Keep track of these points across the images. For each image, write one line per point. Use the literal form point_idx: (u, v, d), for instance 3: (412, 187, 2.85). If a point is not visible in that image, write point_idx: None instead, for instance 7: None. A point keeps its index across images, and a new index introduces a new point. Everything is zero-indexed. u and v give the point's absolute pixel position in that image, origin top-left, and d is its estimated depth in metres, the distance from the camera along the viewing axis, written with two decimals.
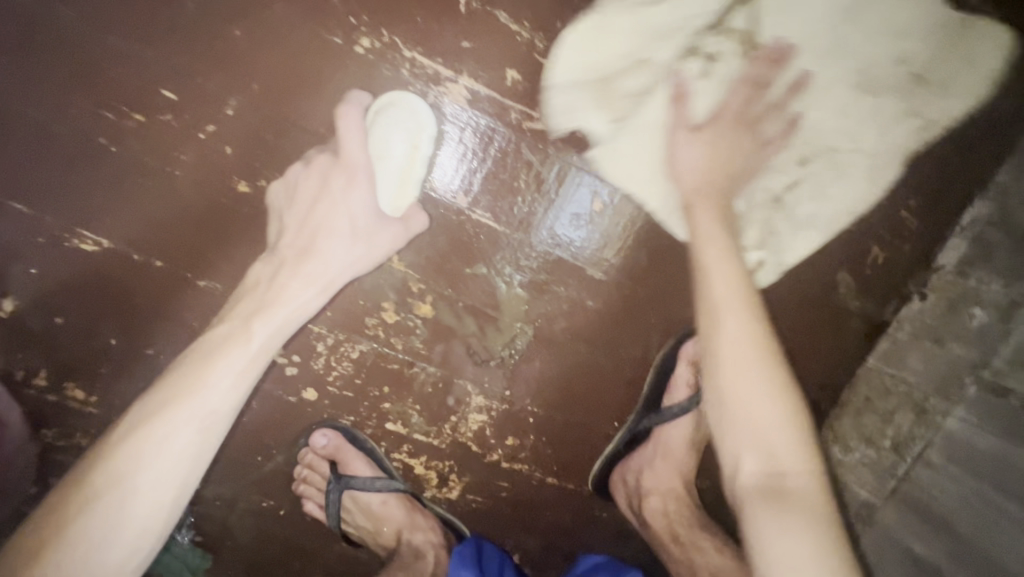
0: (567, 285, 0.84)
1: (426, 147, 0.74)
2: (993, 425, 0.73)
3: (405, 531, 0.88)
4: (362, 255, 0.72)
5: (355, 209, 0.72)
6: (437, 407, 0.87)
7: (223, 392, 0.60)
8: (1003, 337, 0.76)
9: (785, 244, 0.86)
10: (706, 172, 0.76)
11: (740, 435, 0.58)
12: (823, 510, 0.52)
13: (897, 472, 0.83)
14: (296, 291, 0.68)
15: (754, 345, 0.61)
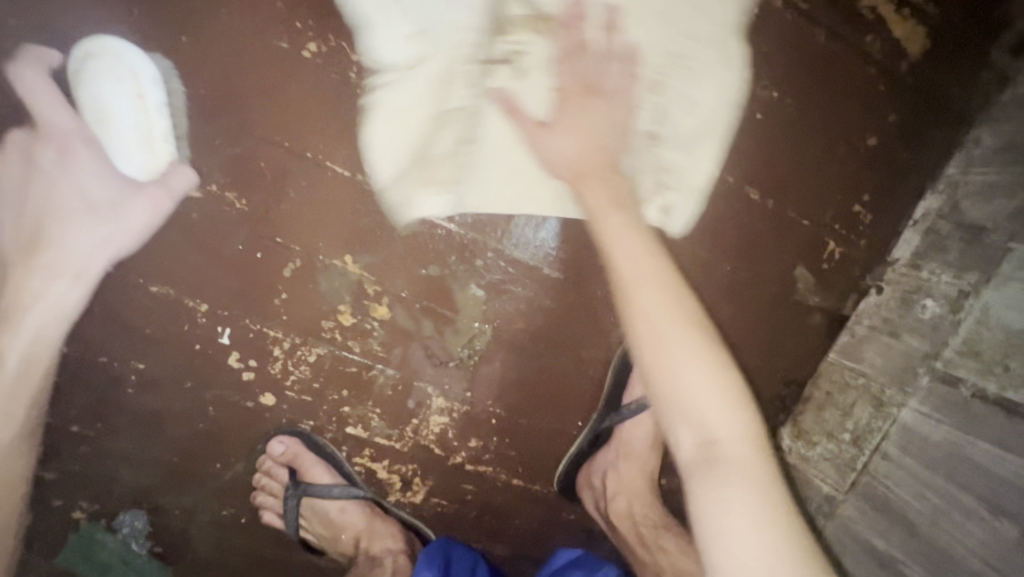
0: (524, 285, 0.85)
1: (154, 95, 0.69)
2: (946, 415, 0.74)
3: (365, 539, 0.90)
4: (117, 234, 0.72)
5: (84, 186, 0.71)
6: (398, 410, 0.87)
7: (2, 419, 0.71)
8: (953, 329, 0.78)
9: (687, 171, 0.79)
10: (588, 135, 0.70)
11: (673, 408, 0.53)
12: (765, 476, 0.50)
13: (855, 465, 0.83)
14: (40, 287, 0.71)
15: (673, 303, 0.56)
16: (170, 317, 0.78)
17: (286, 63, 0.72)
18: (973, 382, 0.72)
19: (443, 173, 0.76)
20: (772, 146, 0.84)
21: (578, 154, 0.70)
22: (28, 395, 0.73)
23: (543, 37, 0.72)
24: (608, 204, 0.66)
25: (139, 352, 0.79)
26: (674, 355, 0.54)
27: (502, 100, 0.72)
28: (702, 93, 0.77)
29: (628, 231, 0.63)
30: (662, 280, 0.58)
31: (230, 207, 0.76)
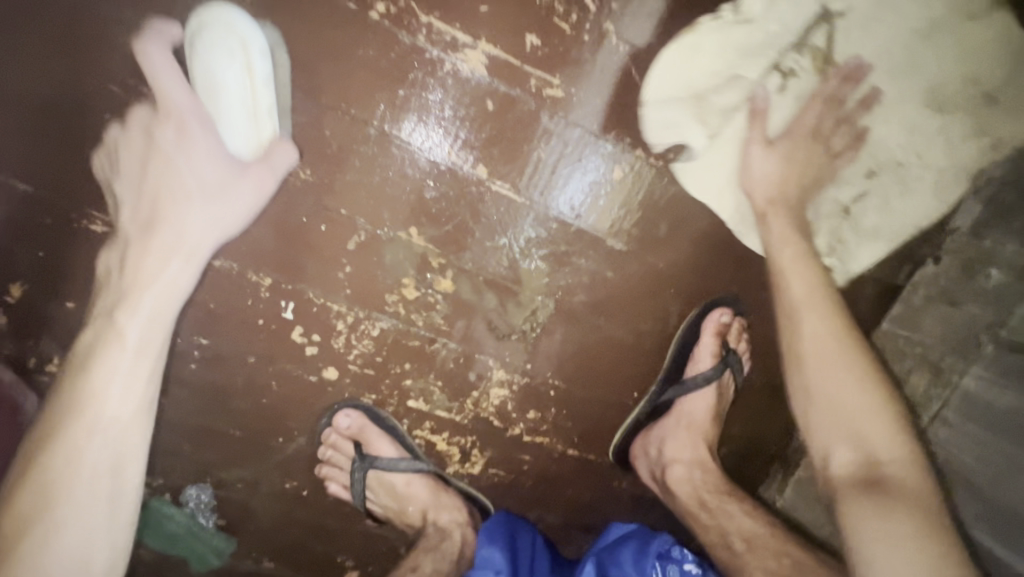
0: (588, 257, 0.84)
1: (261, 65, 0.67)
2: (1012, 381, 0.75)
3: (431, 510, 0.90)
4: (229, 212, 0.70)
5: (200, 168, 0.70)
6: (459, 383, 0.87)
7: (117, 399, 0.63)
8: (1020, 297, 0.77)
9: (852, 254, 0.87)
10: (777, 182, 0.81)
11: (835, 429, 0.71)
12: (923, 490, 0.64)
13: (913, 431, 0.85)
14: (157, 267, 0.68)
15: (833, 339, 0.75)
16: (232, 292, 0.77)
17: (353, 25, 0.69)
18: None
19: (702, 137, 0.79)
20: (898, 219, 0.86)
21: (779, 178, 0.81)
22: (145, 377, 0.65)
23: (813, 72, 0.78)
24: (790, 235, 0.80)
25: (202, 326, 0.77)
26: (842, 385, 0.72)
27: (756, 99, 0.78)
28: (914, 190, 0.84)
29: (810, 269, 0.78)
30: (830, 316, 0.76)
31: (293, 177, 0.73)
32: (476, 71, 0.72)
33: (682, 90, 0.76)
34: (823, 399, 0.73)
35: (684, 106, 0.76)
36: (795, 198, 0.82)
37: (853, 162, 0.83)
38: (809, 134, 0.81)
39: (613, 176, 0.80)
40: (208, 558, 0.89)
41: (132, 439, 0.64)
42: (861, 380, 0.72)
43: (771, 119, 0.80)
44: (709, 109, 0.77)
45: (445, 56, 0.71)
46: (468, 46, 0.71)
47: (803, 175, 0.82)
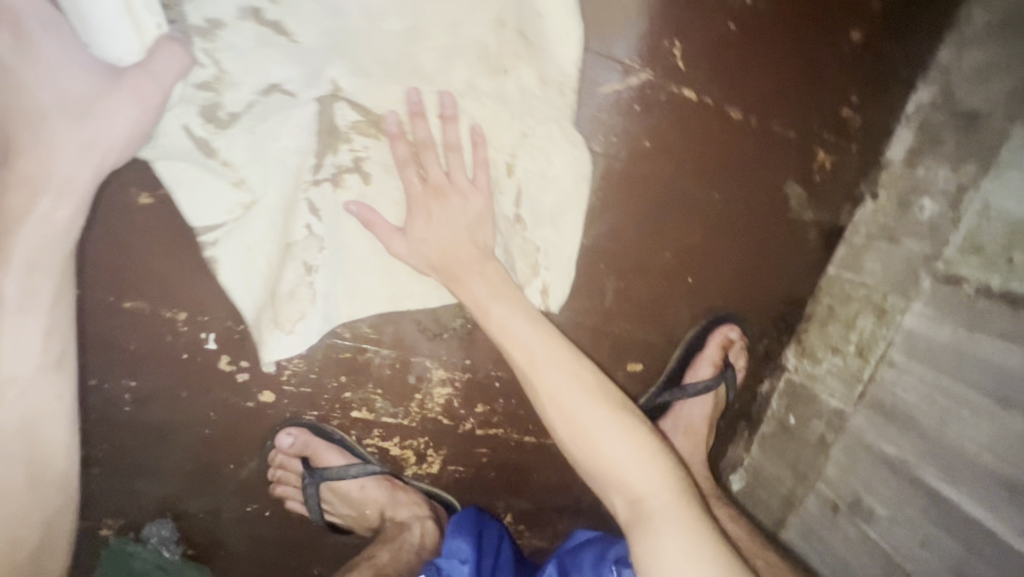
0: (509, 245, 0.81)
1: None
2: (950, 315, 0.72)
3: (388, 509, 0.91)
4: (109, 133, 0.62)
5: (47, 82, 0.59)
6: (399, 387, 0.86)
7: (15, 359, 0.64)
8: (953, 225, 0.74)
9: (557, 256, 0.82)
10: (440, 243, 0.74)
11: (593, 474, 0.68)
12: (678, 514, 0.63)
13: (862, 376, 0.82)
14: (24, 207, 0.61)
15: (573, 381, 0.70)
16: (150, 331, 0.76)
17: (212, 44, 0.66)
18: (976, 279, 0.70)
19: (284, 276, 0.75)
20: (564, 187, 0.79)
21: (435, 247, 0.74)
22: (49, 326, 0.66)
23: (345, 137, 0.73)
24: (505, 286, 0.74)
25: (129, 368, 0.77)
26: (600, 436, 0.67)
27: (361, 212, 0.74)
28: (552, 172, 0.78)
29: (530, 319, 0.73)
30: (568, 364, 0.71)
31: (187, 208, 0.71)
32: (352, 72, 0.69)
33: (242, 240, 0.73)
34: (579, 440, 0.68)
35: (244, 260, 0.74)
36: (465, 245, 0.74)
37: (547, 163, 0.77)
38: (429, 191, 0.73)
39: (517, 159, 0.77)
40: None
41: (44, 402, 0.67)
42: (608, 430, 0.67)
43: (385, 208, 0.75)
44: (282, 272, 0.75)
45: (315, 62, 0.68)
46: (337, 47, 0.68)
47: (455, 235, 0.74)
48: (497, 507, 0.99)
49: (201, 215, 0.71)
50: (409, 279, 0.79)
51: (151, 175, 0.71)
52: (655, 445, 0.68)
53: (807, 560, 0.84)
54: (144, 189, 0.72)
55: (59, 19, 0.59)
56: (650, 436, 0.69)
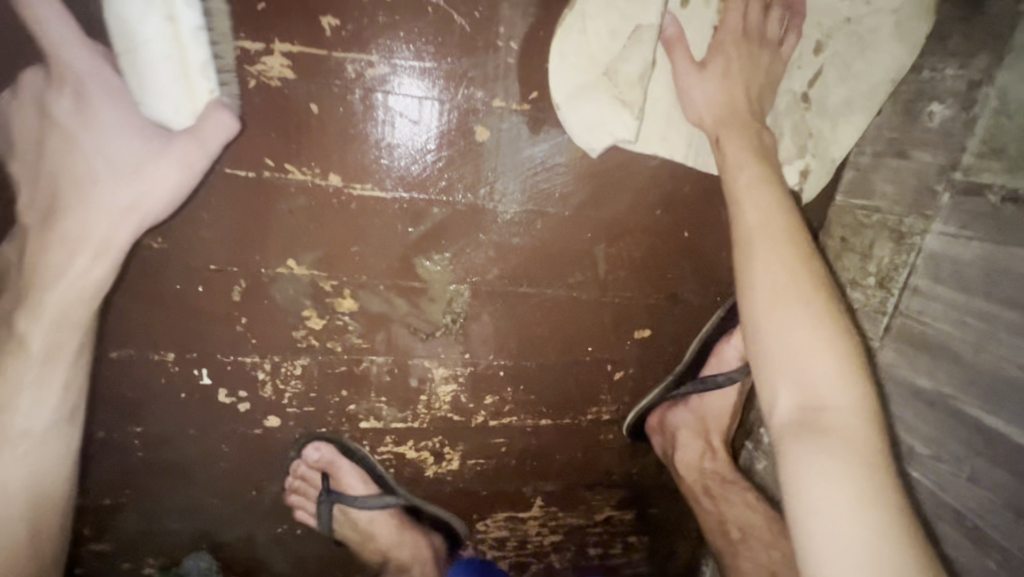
0: (489, 230, 0.78)
1: (187, 14, 0.57)
2: (975, 229, 0.65)
3: (393, 545, 0.95)
4: (147, 194, 0.63)
5: (104, 146, 0.62)
6: (402, 392, 0.84)
7: (31, 412, 0.66)
8: (969, 128, 0.66)
9: (829, 139, 0.78)
10: (723, 101, 0.72)
11: (777, 376, 0.62)
12: (863, 438, 0.56)
13: (886, 308, 0.76)
14: (64, 262, 0.63)
15: (794, 281, 0.65)
16: (145, 376, 0.76)
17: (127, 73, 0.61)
18: (1000, 185, 0.62)
19: (628, 90, 0.71)
20: (873, 78, 0.75)
21: (723, 98, 0.72)
22: (59, 381, 0.68)
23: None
24: (746, 155, 0.71)
25: (133, 415, 0.77)
26: (790, 330, 0.62)
27: (667, 30, 0.70)
28: (869, 46, 0.73)
29: (762, 193, 0.69)
30: (788, 241, 0.67)
31: (149, 250, 0.69)
32: (284, 77, 0.64)
33: (587, 69, 0.69)
34: (770, 339, 0.63)
35: (602, 88, 0.71)
36: (747, 105, 0.72)
37: (802, 39, 0.73)
38: (740, 36, 0.71)
39: (478, 137, 0.72)
40: None
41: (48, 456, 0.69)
42: (772, 313, 0.64)
43: (692, 40, 0.71)
44: (624, 83, 0.71)
45: (241, 71, 0.63)
46: (263, 54, 0.63)
47: (744, 87, 0.72)
48: (525, 492, 0.98)
49: (557, 73, 0.69)
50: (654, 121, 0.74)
51: None
52: (863, 382, 0.61)
53: None
54: None
55: (121, 83, 0.61)
56: (863, 369, 0.61)
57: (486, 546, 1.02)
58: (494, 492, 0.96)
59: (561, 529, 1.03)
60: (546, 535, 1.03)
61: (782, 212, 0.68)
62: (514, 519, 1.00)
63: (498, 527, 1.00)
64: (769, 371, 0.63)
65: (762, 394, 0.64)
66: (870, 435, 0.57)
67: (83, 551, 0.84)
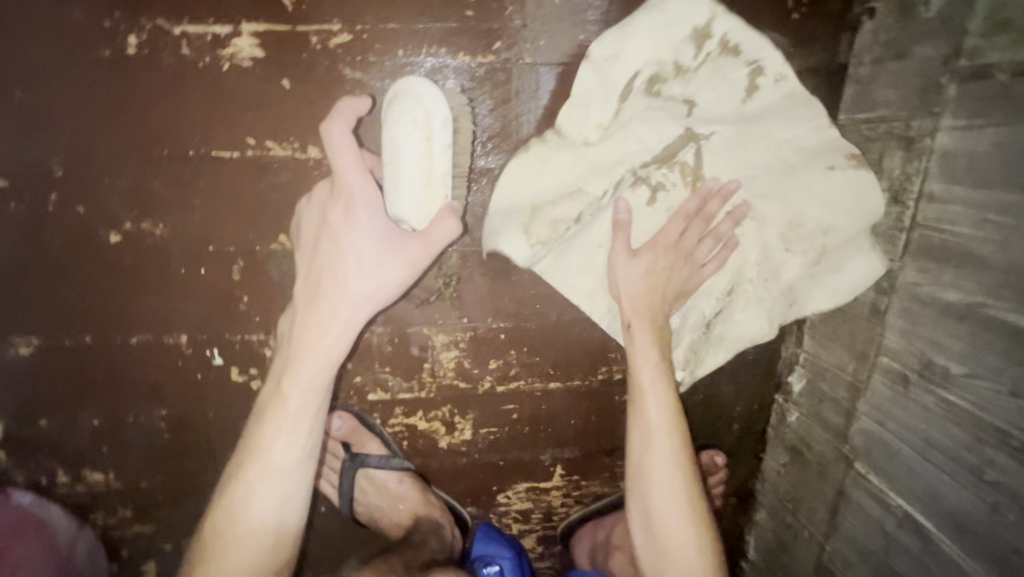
0: (475, 189, 0.78)
1: (442, 136, 0.63)
2: (989, 114, 0.58)
3: (421, 510, 0.91)
4: (381, 287, 0.69)
5: (363, 240, 0.67)
6: (405, 361, 0.85)
7: (282, 450, 0.71)
8: (969, 7, 0.60)
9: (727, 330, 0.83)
10: (646, 294, 0.76)
11: (668, 556, 0.75)
12: None
13: (903, 223, 0.69)
14: (315, 338, 0.70)
15: (677, 469, 0.76)
16: (164, 358, 0.80)
17: (121, 70, 0.67)
18: (1008, 60, 0.56)
19: (547, 233, 0.75)
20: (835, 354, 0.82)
21: (648, 288, 0.76)
22: (306, 431, 0.72)
23: (683, 188, 0.74)
24: (652, 348, 0.77)
25: (155, 397, 0.82)
26: (666, 511, 0.75)
27: (620, 213, 0.74)
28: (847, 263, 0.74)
29: (658, 395, 0.77)
30: (678, 436, 0.77)
31: (151, 236, 0.74)
32: (255, 57, 0.68)
33: (522, 199, 0.74)
34: (642, 503, 0.77)
35: (520, 214, 0.75)
36: (662, 307, 0.77)
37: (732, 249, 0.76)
38: (671, 254, 0.75)
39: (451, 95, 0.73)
40: None
41: (298, 480, 0.72)
42: (646, 503, 0.76)
43: (637, 232, 0.76)
44: (549, 223, 0.74)
45: (216, 57, 0.68)
46: (233, 36, 0.67)
47: (665, 276, 0.76)
48: (543, 461, 0.96)
49: (500, 206, 0.75)
50: (565, 263, 0.79)
51: (114, 214, 0.72)
52: (704, 535, 0.75)
53: (888, 444, 0.72)
54: (111, 228, 0.73)
55: (377, 192, 0.67)
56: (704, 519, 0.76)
57: (511, 521, 1.00)
58: (509, 461, 0.95)
59: (588, 500, 1.00)
60: (572, 507, 1.00)
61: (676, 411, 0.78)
62: (536, 491, 0.98)
63: (520, 499, 0.98)
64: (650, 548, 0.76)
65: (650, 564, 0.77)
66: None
67: (124, 535, 0.89)
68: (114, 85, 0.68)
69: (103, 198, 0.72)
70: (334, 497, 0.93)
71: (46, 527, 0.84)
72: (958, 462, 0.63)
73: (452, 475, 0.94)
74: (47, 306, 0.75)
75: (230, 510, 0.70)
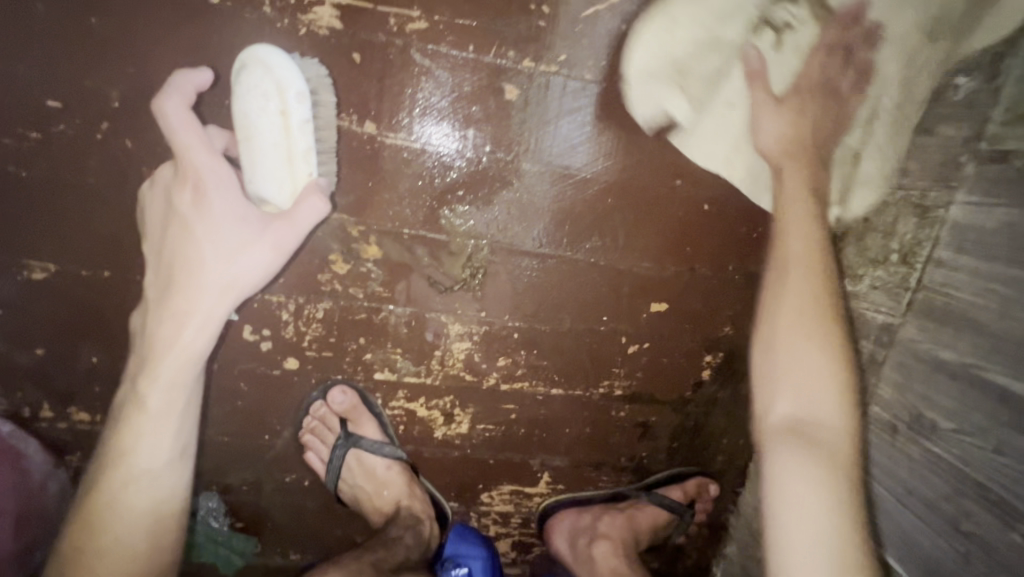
0: (513, 187, 0.80)
1: (297, 108, 0.63)
2: (1000, 195, 0.65)
3: (404, 499, 0.90)
4: (245, 273, 0.69)
5: (219, 229, 0.67)
6: (418, 345, 0.86)
7: (149, 453, 0.70)
8: (995, 95, 0.68)
9: (853, 191, 0.80)
10: (787, 136, 0.76)
11: (783, 388, 0.70)
12: (844, 449, 0.65)
13: (908, 284, 0.75)
14: (171, 334, 0.69)
15: (814, 301, 0.72)
16: None
17: (200, 16, 0.68)
18: None
19: (698, 87, 0.76)
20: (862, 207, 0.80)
21: (789, 133, 0.76)
22: (172, 432, 0.71)
23: (811, 24, 0.73)
24: (802, 193, 0.76)
25: None
26: (788, 339, 0.71)
27: (749, 62, 0.74)
28: (845, 140, 0.78)
29: (802, 219, 0.75)
30: (812, 264, 0.74)
31: None
32: (333, 27, 0.71)
33: (666, 65, 0.74)
34: (759, 369, 0.74)
35: (666, 78, 0.75)
36: (813, 142, 0.76)
37: (862, 107, 0.76)
38: (816, 92, 0.75)
39: (508, 96, 0.76)
40: (236, 560, 0.95)
41: (170, 484, 0.71)
42: (793, 351, 0.71)
43: (773, 79, 0.75)
44: (694, 76, 0.75)
45: (296, 20, 0.70)
46: (316, 4, 0.69)
47: (812, 127, 0.76)
48: (532, 465, 0.97)
49: (643, 86, 0.76)
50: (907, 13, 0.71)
51: (160, 154, 0.73)
52: (846, 365, 0.70)
53: (868, 489, 0.77)
54: (154, 166, 0.73)
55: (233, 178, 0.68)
56: (840, 346, 0.70)
57: (489, 522, 1.00)
58: (499, 461, 0.96)
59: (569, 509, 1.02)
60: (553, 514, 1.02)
61: (819, 230, 0.75)
62: (519, 495, 0.99)
63: (503, 501, 0.99)
64: (783, 378, 0.70)
65: (760, 406, 0.72)
66: (837, 423, 0.67)
67: None
68: (189, 29, 0.69)
69: (153, 137, 0.72)
70: (318, 472, 0.90)
71: (21, 462, 0.80)
72: (936, 513, 0.66)
73: (440, 467, 0.95)
74: (71, 234, 0.75)
75: (93, 522, 0.67)
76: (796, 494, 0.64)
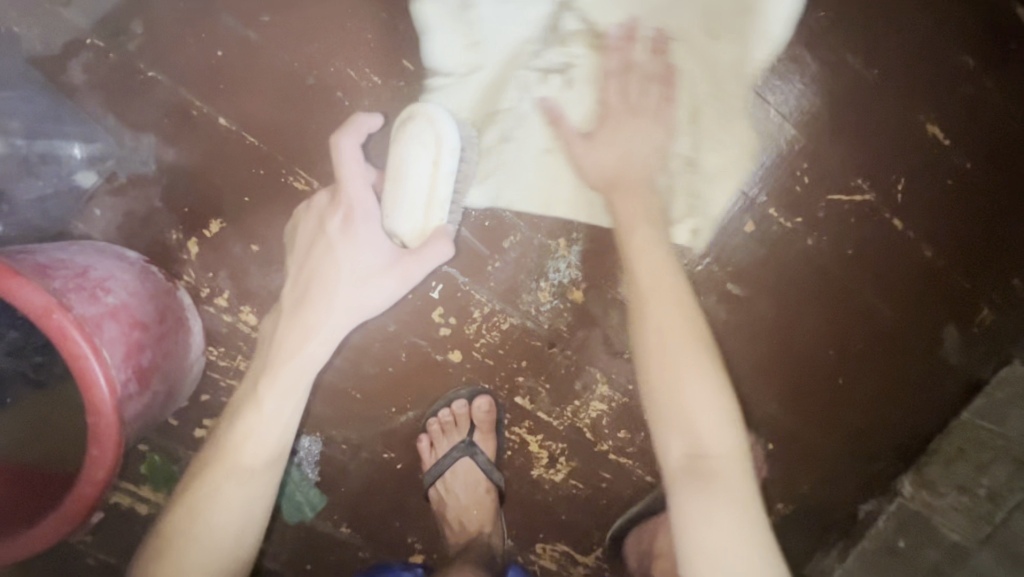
0: (708, 295, 0.92)
1: (449, 160, 0.69)
2: None
3: (488, 527, 0.94)
4: (374, 298, 0.73)
5: (359, 255, 0.73)
6: (566, 388, 0.93)
7: (256, 449, 0.68)
8: None
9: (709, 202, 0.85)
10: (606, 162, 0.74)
11: (683, 373, 0.60)
12: (739, 489, 0.57)
13: (992, 519, 0.93)
14: (298, 346, 0.71)
15: (676, 327, 0.63)
16: None
17: None
18: None
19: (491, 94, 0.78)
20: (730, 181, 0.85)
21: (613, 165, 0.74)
22: (278, 435, 0.69)
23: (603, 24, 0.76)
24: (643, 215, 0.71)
25: None
26: (675, 355, 0.61)
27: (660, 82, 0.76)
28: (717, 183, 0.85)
29: (658, 249, 0.68)
30: (675, 303, 0.64)
31: None
32: None
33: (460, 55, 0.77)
34: (662, 389, 0.61)
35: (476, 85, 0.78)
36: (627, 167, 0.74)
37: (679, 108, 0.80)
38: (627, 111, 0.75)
39: (745, 228, 0.90)
40: (293, 511, 0.93)
41: (264, 486, 0.68)
42: (703, 380, 0.60)
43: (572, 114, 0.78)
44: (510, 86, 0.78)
45: None
46: None
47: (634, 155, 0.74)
48: (593, 537, 1.01)
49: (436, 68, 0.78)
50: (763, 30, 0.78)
51: None
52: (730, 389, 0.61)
53: None
54: None
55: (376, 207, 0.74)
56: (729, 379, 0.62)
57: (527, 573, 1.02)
58: (569, 521, 1.00)
59: None
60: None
61: (670, 272, 0.66)
62: (566, 559, 1.02)
63: (550, 557, 1.02)
64: (667, 356, 0.61)
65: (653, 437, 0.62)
66: (730, 452, 0.59)
67: (221, 382, 0.87)
68: None
69: None
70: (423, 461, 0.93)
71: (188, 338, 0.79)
72: None
73: (517, 502, 0.98)
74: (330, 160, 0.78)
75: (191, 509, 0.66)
76: (707, 529, 0.56)
